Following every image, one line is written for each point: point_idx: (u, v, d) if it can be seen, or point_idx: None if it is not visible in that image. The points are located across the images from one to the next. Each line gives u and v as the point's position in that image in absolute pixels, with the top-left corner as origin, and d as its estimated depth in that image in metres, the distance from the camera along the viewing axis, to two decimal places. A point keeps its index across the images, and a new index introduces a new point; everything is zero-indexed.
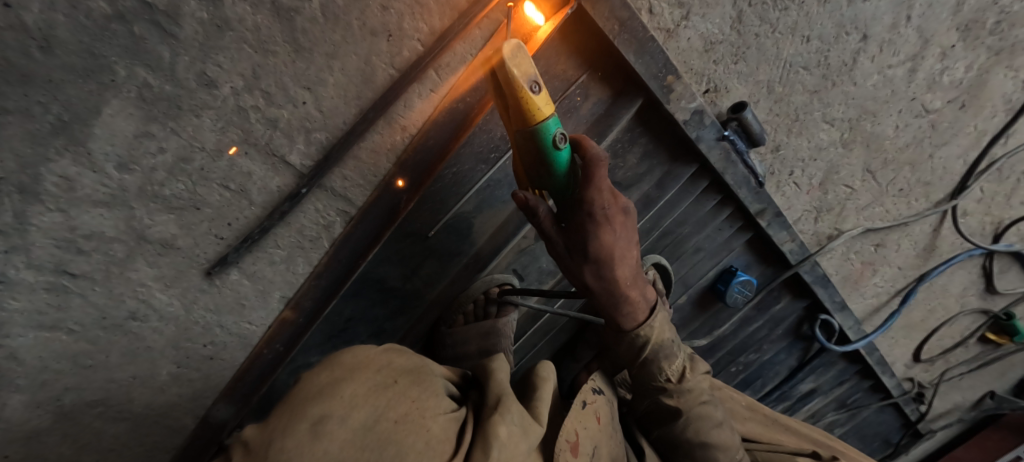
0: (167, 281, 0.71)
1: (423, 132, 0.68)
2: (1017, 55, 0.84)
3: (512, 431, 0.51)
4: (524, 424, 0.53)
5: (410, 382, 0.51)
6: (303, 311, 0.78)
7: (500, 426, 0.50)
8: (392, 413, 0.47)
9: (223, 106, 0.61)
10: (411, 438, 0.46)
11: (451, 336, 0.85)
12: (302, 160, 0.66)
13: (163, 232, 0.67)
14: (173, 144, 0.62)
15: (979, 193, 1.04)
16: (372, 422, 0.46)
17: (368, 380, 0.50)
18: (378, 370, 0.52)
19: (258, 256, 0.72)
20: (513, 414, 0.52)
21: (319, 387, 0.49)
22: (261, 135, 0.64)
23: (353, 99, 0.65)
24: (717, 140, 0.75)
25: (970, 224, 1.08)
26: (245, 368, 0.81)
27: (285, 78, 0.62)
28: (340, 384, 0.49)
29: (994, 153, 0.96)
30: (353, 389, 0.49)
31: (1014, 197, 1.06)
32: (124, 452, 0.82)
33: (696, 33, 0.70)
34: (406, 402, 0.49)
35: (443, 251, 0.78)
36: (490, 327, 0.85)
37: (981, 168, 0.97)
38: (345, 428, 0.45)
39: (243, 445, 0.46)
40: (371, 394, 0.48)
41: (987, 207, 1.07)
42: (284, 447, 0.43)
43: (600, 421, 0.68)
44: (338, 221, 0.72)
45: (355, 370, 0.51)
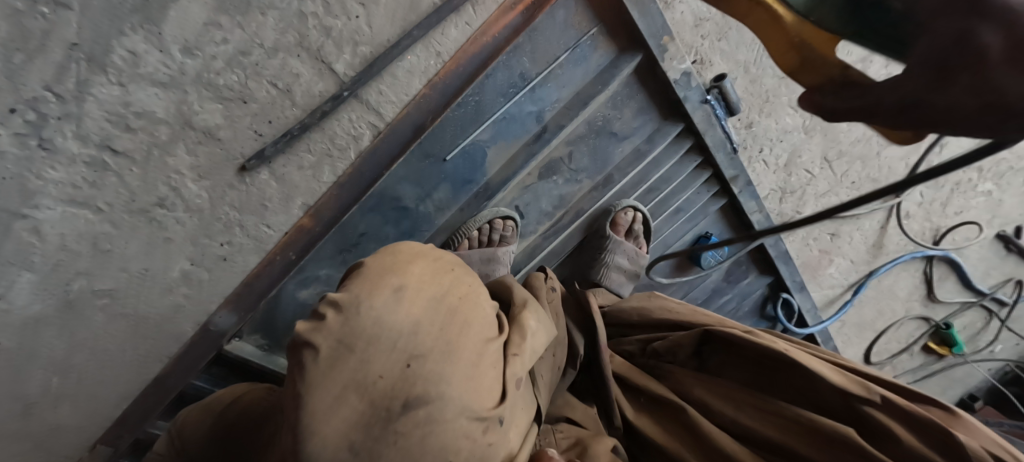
0: (201, 172, 0.77)
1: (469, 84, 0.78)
2: None
3: (540, 325, 0.59)
4: (546, 323, 0.61)
5: (465, 271, 0.56)
6: (321, 219, 0.85)
7: (531, 320, 0.58)
8: (458, 291, 0.52)
9: (287, 9, 0.69)
10: (473, 314, 0.51)
11: (456, 257, 0.89)
12: (345, 69, 0.74)
13: (208, 121, 0.74)
14: (236, 37, 0.69)
15: (919, 196, 1.24)
16: (443, 296, 0.50)
17: (433, 264, 0.54)
18: (438, 258, 0.56)
19: (289, 158, 0.79)
20: (538, 313, 0.61)
21: (391, 265, 0.52)
22: (315, 41, 0.72)
23: (400, 19, 0.73)
24: (700, 103, 0.88)
25: (913, 226, 1.27)
26: (256, 274, 0.87)
27: None
28: (411, 263, 0.52)
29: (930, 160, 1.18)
30: (422, 269, 0.52)
31: (949, 206, 1.27)
32: (117, 354, 0.86)
33: (689, 9, 0.83)
34: (467, 285, 0.54)
35: (457, 177, 0.86)
36: (491, 254, 0.90)
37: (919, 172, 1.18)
38: (422, 296, 0.48)
39: (333, 304, 0.47)
40: (438, 274, 0.52)
41: (928, 212, 1.27)
42: (373, 308, 0.46)
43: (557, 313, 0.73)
44: (367, 134, 0.80)
45: (419, 256, 0.54)
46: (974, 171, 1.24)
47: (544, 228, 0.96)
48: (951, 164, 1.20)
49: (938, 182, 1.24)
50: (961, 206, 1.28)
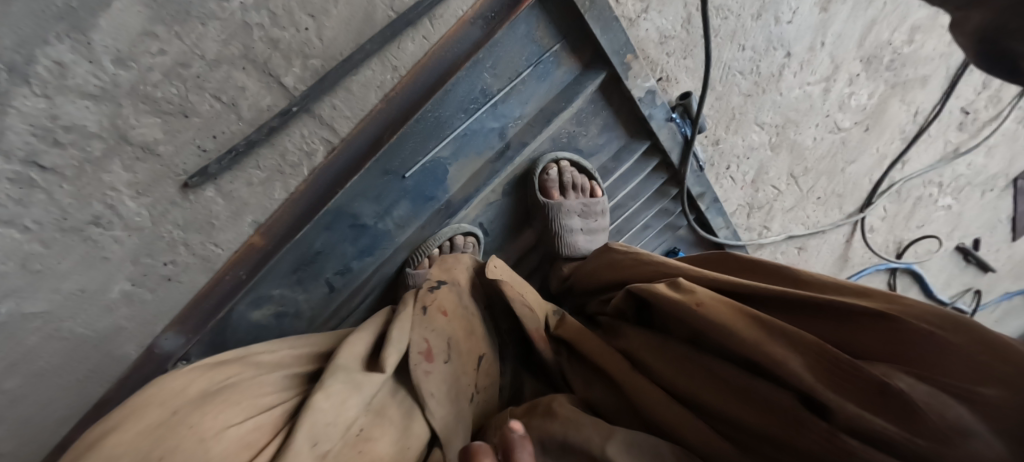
0: (140, 189, 0.72)
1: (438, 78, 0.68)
2: (907, 91, 1.05)
3: (330, 398, 0.47)
4: (346, 390, 0.49)
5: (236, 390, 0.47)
6: (272, 237, 0.81)
7: (318, 399, 0.46)
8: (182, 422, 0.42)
9: (229, 19, 0.65)
10: (212, 428, 0.42)
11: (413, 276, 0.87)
12: (295, 83, 0.70)
13: (146, 135, 0.69)
14: (174, 48, 0.65)
15: (883, 211, 1.26)
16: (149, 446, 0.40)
17: (175, 401, 0.44)
18: (199, 387, 0.47)
19: (236, 175, 0.75)
20: (330, 383, 0.49)
21: (111, 422, 0.43)
22: (260, 53, 0.68)
23: (353, 32, 0.69)
24: (666, 121, 0.86)
25: (877, 239, 1.30)
26: (205, 292, 0.82)
27: (291, 3, 0.66)
28: (138, 414, 0.43)
29: (892, 176, 1.20)
30: (152, 417, 0.43)
31: (912, 219, 1.30)
32: (53, 378, 0.81)
33: (653, 26, 0.81)
34: (217, 405, 0.44)
35: (418, 193, 0.83)
36: None
37: (882, 188, 1.19)
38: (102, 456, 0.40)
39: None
40: (183, 412, 0.43)
41: (891, 225, 1.30)
42: None
43: (447, 313, 0.64)
44: (320, 150, 0.77)
45: (161, 401, 0.45)
46: (935, 186, 1.27)
47: (511, 246, 0.93)
48: (912, 179, 1.22)
49: (899, 194, 1.25)
50: (922, 219, 1.32)
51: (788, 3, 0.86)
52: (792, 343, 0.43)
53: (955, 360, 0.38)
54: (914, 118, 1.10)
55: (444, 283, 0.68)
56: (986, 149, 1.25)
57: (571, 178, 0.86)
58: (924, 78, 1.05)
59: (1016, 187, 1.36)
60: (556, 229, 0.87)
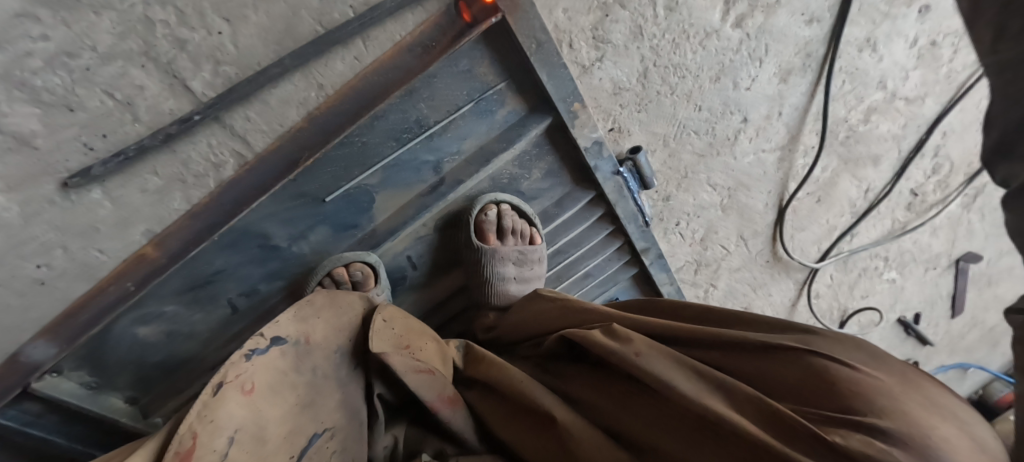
0: (10, 183, 0.63)
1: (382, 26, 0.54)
2: (860, 168, 1.05)
3: None
4: None
5: None
6: (167, 250, 0.72)
7: None
8: None
9: (128, 12, 0.58)
10: None
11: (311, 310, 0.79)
12: (202, 88, 0.63)
13: (22, 126, 0.61)
14: (60, 34, 0.57)
15: (829, 278, 1.25)
16: None
17: None
18: None
19: (129, 179, 0.67)
20: None
21: None
22: (163, 52, 0.61)
23: (273, 43, 0.63)
24: (612, 174, 0.83)
25: (821, 304, 1.29)
26: (82, 302, 0.72)
27: (204, 3, 0.60)
28: None
29: (841, 247, 1.18)
30: None
31: (856, 288, 1.30)
32: None
33: (608, 75, 0.78)
34: None
35: (337, 220, 0.76)
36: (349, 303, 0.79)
37: (829, 257, 1.18)
38: None
39: None
40: None
41: (836, 292, 1.29)
42: None
43: (253, 392, 0.48)
44: (230, 162, 0.69)
45: None
46: (881, 260, 1.27)
47: (440, 282, 0.87)
48: (860, 252, 1.22)
49: (847, 265, 1.25)
50: (868, 289, 1.31)
51: (746, 70, 0.85)
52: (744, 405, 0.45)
53: (882, 396, 0.44)
54: (865, 194, 1.10)
55: (279, 343, 0.52)
56: (930, 230, 1.25)
57: (512, 222, 0.82)
58: (877, 157, 1.05)
59: (957, 269, 1.35)
60: (488, 274, 0.83)
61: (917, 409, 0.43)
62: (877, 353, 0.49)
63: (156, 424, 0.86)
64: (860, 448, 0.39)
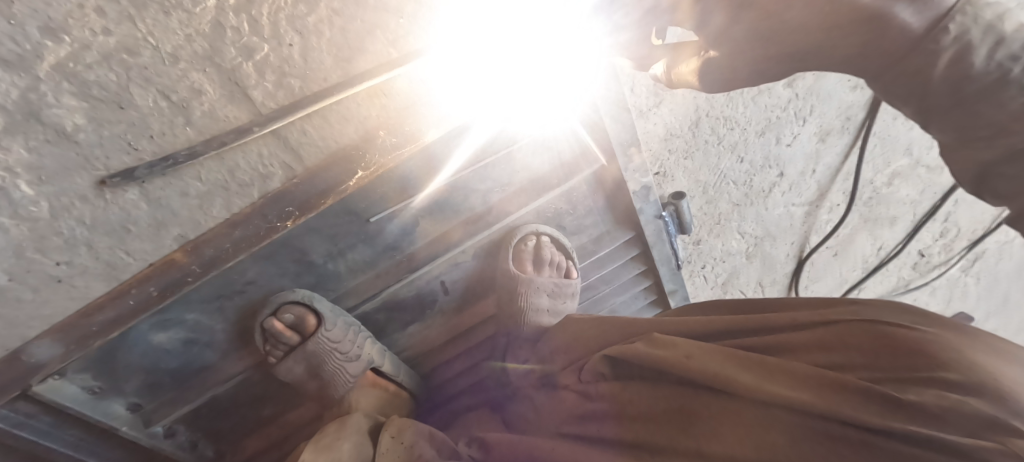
0: (43, 176, 0.59)
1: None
2: (877, 227, 1.09)
3: None
4: None
5: None
6: (200, 258, 0.68)
7: None
8: None
9: (200, 15, 0.55)
10: None
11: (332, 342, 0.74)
12: (264, 100, 0.62)
13: (66, 120, 0.57)
14: (123, 30, 0.54)
15: None
16: None
17: None
18: None
19: (170, 182, 0.64)
20: None
21: None
22: (230, 60, 0.58)
23: (343, 61, 0.62)
24: (654, 217, 0.83)
25: None
26: (99, 304, 0.68)
27: (279, 15, 0.57)
28: None
29: None
30: None
31: None
32: None
33: (661, 122, 0.78)
34: None
35: (379, 241, 0.74)
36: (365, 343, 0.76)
37: None
38: None
39: None
40: None
41: None
42: None
43: None
44: (278, 175, 0.67)
45: None
46: None
47: (471, 310, 0.86)
48: None
49: None
50: None
51: (790, 127, 0.86)
52: (802, 381, 0.41)
53: (945, 349, 0.38)
54: (877, 252, 1.14)
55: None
56: (929, 289, 1.31)
57: (549, 251, 0.82)
58: (894, 219, 1.09)
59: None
60: (521, 305, 0.81)
61: (1001, 360, 0.37)
62: (932, 318, 0.44)
63: (158, 434, 0.81)
64: (936, 402, 0.35)
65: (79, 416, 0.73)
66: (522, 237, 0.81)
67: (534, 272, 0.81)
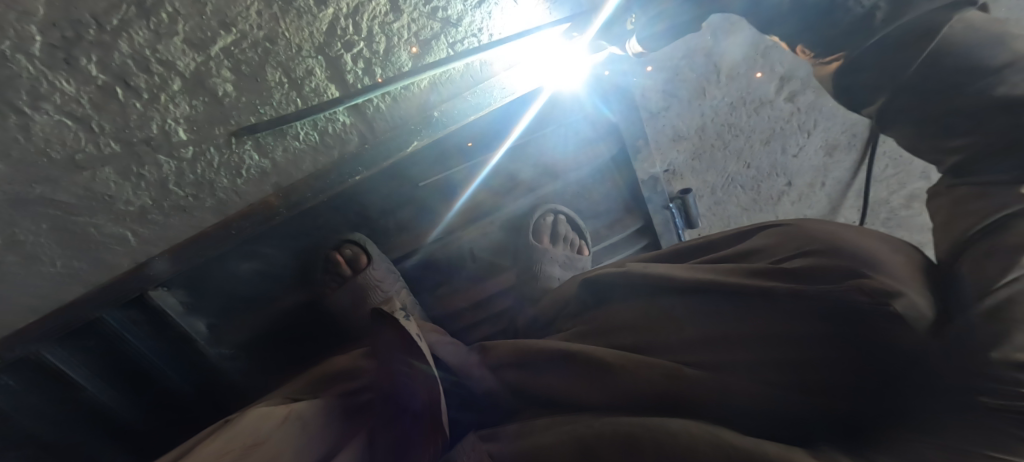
0: (195, 126, 0.80)
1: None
2: None
3: None
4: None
5: None
6: (287, 201, 0.87)
7: None
8: None
9: (322, 18, 0.80)
10: None
11: (365, 275, 0.86)
12: (354, 82, 0.86)
13: (220, 86, 0.79)
14: (270, 26, 0.78)
15: None
16: None
17: None
18: None
19: (278, 139, 0.84)
20: None
21: None
22: (335, 52, 0.83)
23: (414, 58, 0.87)
24: (663, 208, 0.96)
25: None
26: (211, 230, 0.86)
27: (375, 23, 0.83)
28: None
29: None
30: None
31: None
32: (33, 277, 0.82)
33: (669, 124, 0.94)
34: None
35: (422, 203, 0.92)
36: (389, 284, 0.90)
37: None
38: None
39: None
40: None
41: None
42: None
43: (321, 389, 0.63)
44: (354, 141, 0.87)
45: None
46: None
47: (499, 277, 0.97)
48: None
49: None
50: None
51: (794, 139, 0.99)
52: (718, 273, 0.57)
53: (816, 235, 0.53)
54: None
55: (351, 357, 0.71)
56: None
57: (563, 228, 0.94)
58: None
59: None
60: (535, 272, 0.90)
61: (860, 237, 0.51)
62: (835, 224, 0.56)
63: (223, 356, 0.93)
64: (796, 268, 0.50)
65: (173, 325, 0.87)
66: (540, 212, 0.94)
67: (547, 244, 0.92)
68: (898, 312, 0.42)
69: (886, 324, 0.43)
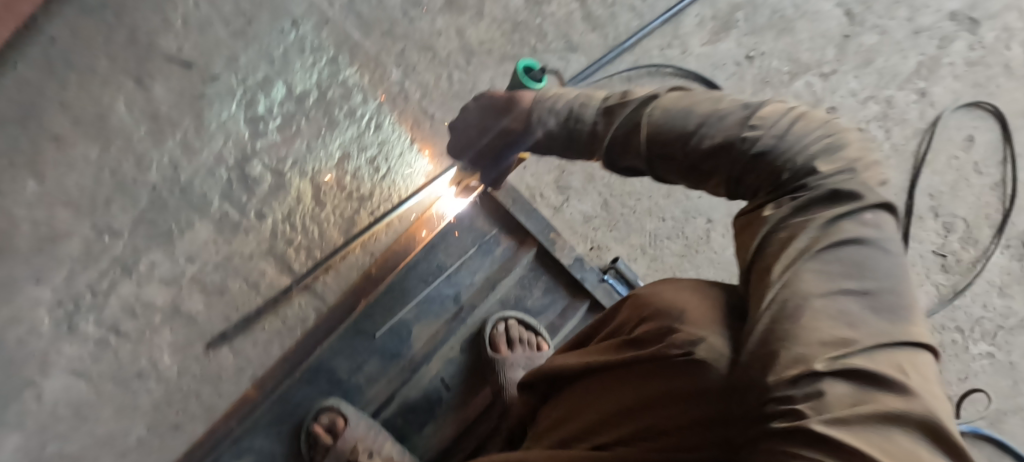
0: (177, 347, 0.92)
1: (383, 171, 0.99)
2: None
3: None
4: None
5: None
6: (263, 390, 0.93)
7: None
8: None
9: (263, 229, 0.95)
10: None
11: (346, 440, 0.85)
12: (300, 267, 0.97)
13: (192, 307, 0.93)
14: (225, 249, 0.94)
15: None
16: None
17: None
18: None
19: (248, 336, 0.95)
20: None
21: None
22: (280, 250, 0.96)
23: (345, 232, 0.99)
24: (599, 282, 1.01)
25: None
26: (201, 440, 0.91)
27: (306, 217, 0.97)
28: None
29: None
30: None
31: (946, 372, 1.18)
32: None
33: (575, 209, 1.06)
34: None
35: (385, 351, 0.96)
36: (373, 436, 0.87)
37: None
38: None
39: None
40: None
41: None
42: None
43: None
44: (312, 315, 0.98)
45: None
46: (956, 332, 1.19)
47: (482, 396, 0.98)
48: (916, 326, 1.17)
49: None
50: (963, 371, 1.18)
51: None
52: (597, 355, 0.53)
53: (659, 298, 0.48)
54: None
55: None
56: (998, 289, 1.20)
57: (518, 332, 0.98)
58: None
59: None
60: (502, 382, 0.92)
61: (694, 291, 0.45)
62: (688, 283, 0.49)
63: None
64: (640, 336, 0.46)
65: None
66: (490, 326, 0.98)
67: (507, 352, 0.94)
68: (699, 359, 0.37)
69: (694, 372, 0.38)
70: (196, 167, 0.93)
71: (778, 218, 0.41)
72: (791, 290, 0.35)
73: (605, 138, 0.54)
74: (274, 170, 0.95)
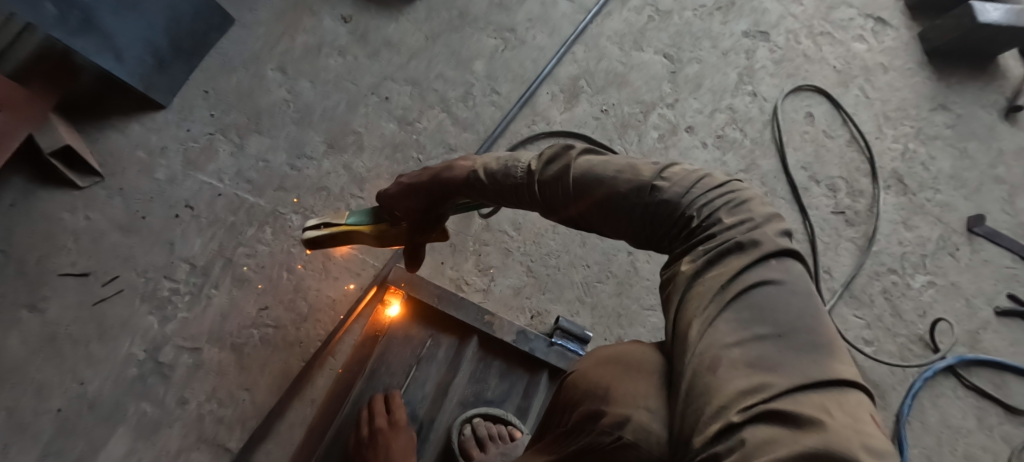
0: None
1: (307, 314, 0.99)
2: None
3: None
4: None
5: None
6: None
7: None
8: None
9: (188, 415, 0.87)
10: None
11: None
12: (236, 443, 0.87)
13: None
14: (149, 453, 0.84)
15: (859, 321, 1.19)
16: None
17: None
18: None
19: None
20: None
21: None
22: (210, 432, 0.87)
23: (279, 388, 0.92)
24: (549, 346, 0.97)
25: (888, 349, 1.16)
26: None
27: (232, 387, 0.90)
28: None
29: (830, 286, 1.20)
30: None
31: (902, 312, 1.21)
32: None
33: (504, 285, 1.10)
34: None
35: None
36: None
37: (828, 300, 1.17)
38: None
39: None
40: None
41: (888, 328, 1.19)
42: None
43: None
44: None
45: None
46: (892, 273, 1.25)
47: None
48: (854, 280, 1.22)
49: (864, 297, 1.22)
50: (917, 307, 1.22)
51: None
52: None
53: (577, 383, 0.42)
54: (794, 240, 1.23)
55: None
56: (901, 224, 1.31)
57: (489, 426, 0.86)
58: None
59: (983, 234, 1.33)
60: None
61: (608, 364, 0.40)
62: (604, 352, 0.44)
63: None
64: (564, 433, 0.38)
65: None
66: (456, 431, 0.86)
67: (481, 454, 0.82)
68: (627, 444, 0.31)
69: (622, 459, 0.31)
70: (105, 374, 0.87)
71: (694, 270, 0.40)
72: (704, 348, 0.33)
73: (530, 184, 0.56)
74: (192, 350, 0.92)
